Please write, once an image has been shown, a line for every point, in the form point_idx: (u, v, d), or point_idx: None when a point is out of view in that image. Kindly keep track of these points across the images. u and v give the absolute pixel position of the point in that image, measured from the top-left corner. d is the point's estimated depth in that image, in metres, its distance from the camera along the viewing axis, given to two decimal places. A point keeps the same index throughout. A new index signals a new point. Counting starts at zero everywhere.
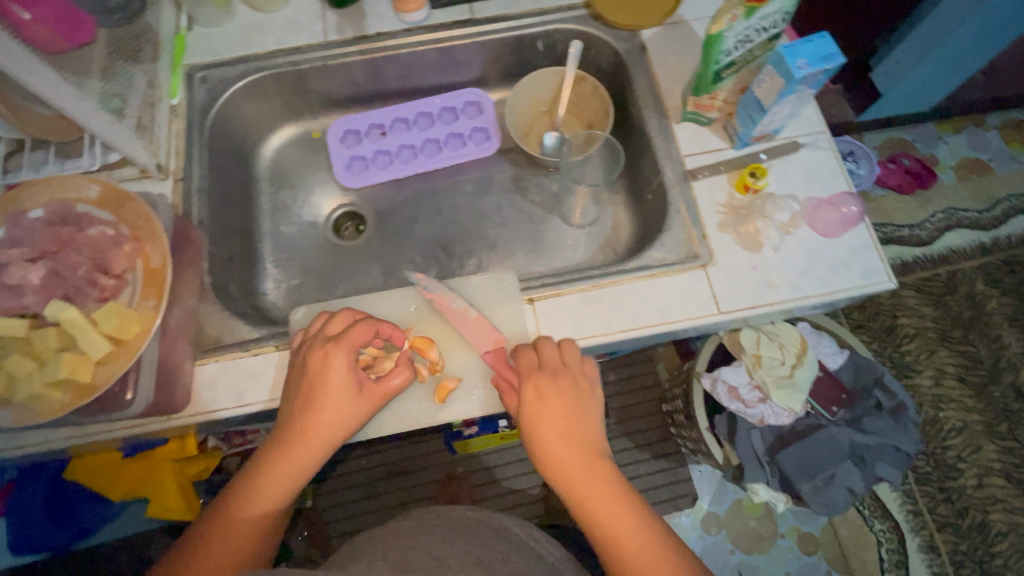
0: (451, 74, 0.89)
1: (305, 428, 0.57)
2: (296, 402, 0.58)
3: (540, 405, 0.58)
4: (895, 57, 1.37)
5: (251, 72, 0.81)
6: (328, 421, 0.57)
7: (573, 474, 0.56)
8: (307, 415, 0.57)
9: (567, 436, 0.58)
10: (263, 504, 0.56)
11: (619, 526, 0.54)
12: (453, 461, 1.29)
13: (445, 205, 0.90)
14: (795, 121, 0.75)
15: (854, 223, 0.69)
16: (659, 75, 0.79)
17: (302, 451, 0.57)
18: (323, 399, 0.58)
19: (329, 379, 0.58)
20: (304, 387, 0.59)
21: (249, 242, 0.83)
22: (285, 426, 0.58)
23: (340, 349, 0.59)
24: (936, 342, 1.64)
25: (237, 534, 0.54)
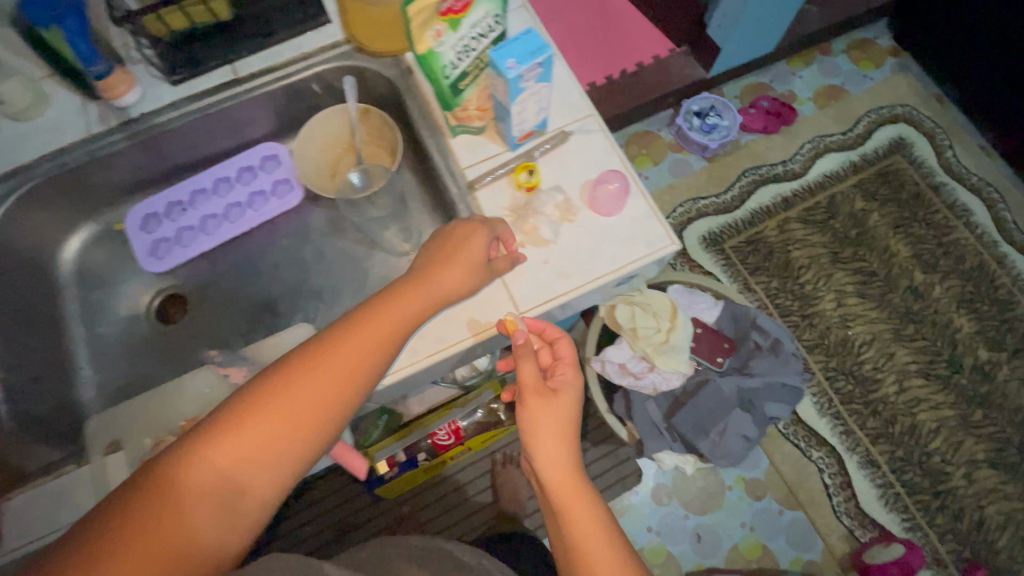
0: (239, 135, 0.88)
1: (302, 395, 0.50)
2: (312, 363, 0.52)
3: (564, 391, 0.63)
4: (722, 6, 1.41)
5: (22, 187, 0.76)
6: (338, 385, 0.52)
7: (556, 456, 0.60)
8: (319, 378, 0.51)
9: (565, 422, 0.62)
10: (235, 483, 0.47)
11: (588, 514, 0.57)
12: (399, 503, 1.27)
13: (266, 265, 0.88)
14: (563, 109, 0.77)
15: (629, 196, 0.71)
16: (429, 93, 0.79)
17: (306, 417, 0.50)
18: (371, 320, 0.56)
19: (356, 346, 0.54)
20: (333, 346, 0.53)
21: (59, 354, 0.80)
22: (296, 374, 0.51)
23: (438, 267, 0.61)
24: (831, 265, 1.70)
25: (192, 511, 0.45)
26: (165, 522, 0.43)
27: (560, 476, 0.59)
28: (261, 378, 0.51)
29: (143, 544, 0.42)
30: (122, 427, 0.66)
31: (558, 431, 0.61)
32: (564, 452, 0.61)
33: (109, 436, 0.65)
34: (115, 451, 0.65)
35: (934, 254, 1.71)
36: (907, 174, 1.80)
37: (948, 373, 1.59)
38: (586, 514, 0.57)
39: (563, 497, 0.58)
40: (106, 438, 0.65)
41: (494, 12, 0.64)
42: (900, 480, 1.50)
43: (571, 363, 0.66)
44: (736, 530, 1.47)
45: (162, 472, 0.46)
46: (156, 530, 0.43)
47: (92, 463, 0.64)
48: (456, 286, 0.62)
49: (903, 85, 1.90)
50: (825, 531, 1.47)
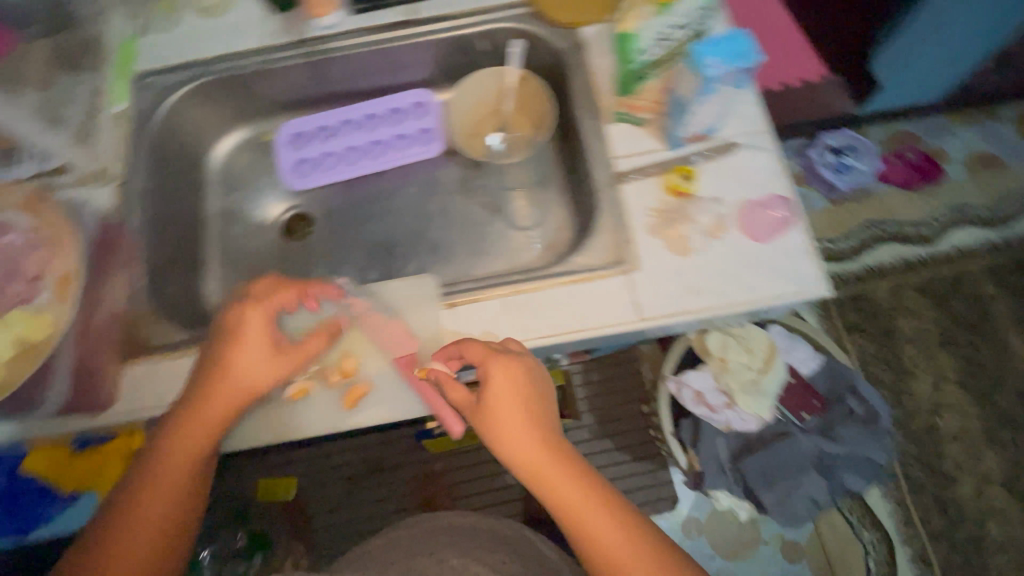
0: (396, 76, 0.89)
1: (227, 387, 0.59)
2: (216, 358, 0.60)
3: (496, 382, 0.58)
4: (895, 51, 1.28)
5: (196, 78, 0.82)
6: (260, 375, 0.60)
7: (527, 449, 0.56)
8: (229, 370, 0.59)
9: (525, 414, 0.57)
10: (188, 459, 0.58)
11: (584, 488, 0.55)
12: (429, 460, 1.26)
13: (392, 207, 0.90)
14: (734, 119, 0.72)
15: (786, 227, 0.67)
16: (598, 73, 0.77)
17: (226, 402, 0.59)
18: (227, 378, 0.59)
19: (246, 340, 0.60)
20: (224, 343, 0.60)
21: (195, 245, 0.85)
22: (210, 368, 0.60)
23: (257, 320, 0.61)
24: (936, 345, 1.56)
25: (171, 486, 0.56)
26: (145, 498, 0.55)
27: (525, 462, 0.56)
28: (188, 383, 0.61)
29: (133, 520, 0.55)
30: None
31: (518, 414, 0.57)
32: (534, 441, 0.56)
33: None
34: None
35: None
36: None
37: None
38: (562, 487, 0.54)
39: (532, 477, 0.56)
40: None
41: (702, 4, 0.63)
42: None
43: (497, 350, 0.60)
44: None
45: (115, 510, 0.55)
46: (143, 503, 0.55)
47: None
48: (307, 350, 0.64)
49: None
50: None
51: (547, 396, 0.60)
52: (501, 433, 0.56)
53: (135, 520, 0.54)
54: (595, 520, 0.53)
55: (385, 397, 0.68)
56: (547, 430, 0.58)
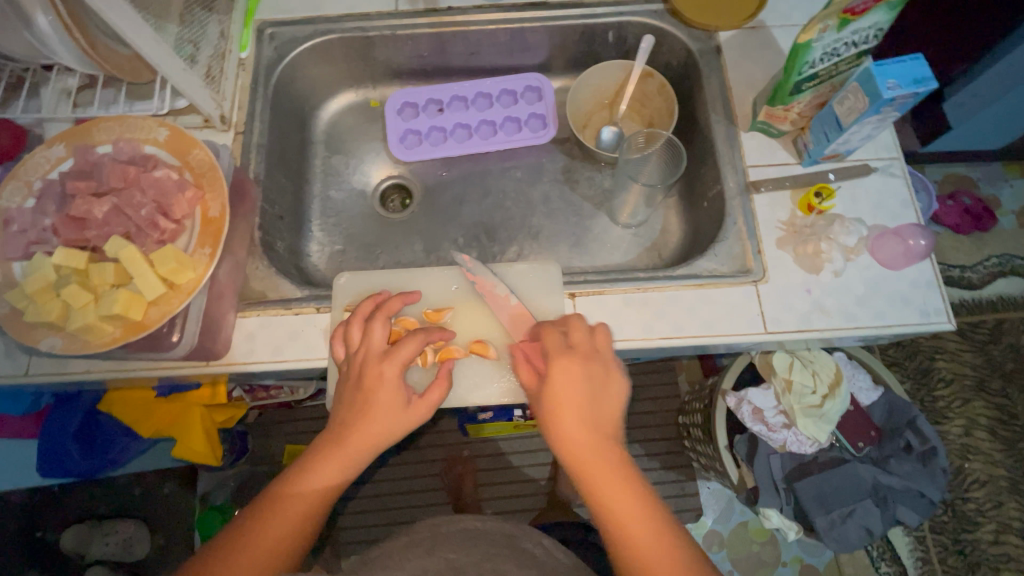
0: (516, 57, 0.88)
1: (369, 429, 0.56)
2: (357, 394, 0.57)
3: (558, 377, 0.57)
4: (970, 90, 1.19)
5: (319, 34, 0.81)
6: (397, 420, 0.57)
7: (580, 448, 0.55)
8: (367, 411, 0.57)
9: (585, 414, 0.56)
10: (315, 496, 0.56)
11: (629, 493, 0.55)
12: (462, 443, 1.25)
13: (494, 188, 0.89)
14: (869, 144, 0.72)
15: (920, 258, 0.66)
16: (733, 81, 0.77)
17: (362, 445, 0.56)
18: (373, 413, 0.57)
19: (386, 382, 0.57)
20: (363, 379, 0.58)
21: (298, 203, 0.83)
22: (348, 408, 0.58)
23: (390, 365, 0.58)
24: (972, 391, 1.48)
25: (290, 520, 0.54)
26: (263, 528, 0.53)
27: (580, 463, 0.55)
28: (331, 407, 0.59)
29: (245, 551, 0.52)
30: (364, 293, 0.69)
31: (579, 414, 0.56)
32: (588, 442, 0.55)
33: (353, 295, 0.68)
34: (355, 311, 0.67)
35: None
36: None
37: None
38: (609, 490, 0.54)
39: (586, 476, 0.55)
40: (350, 296, 0.68)
41: (882, 23, 0.59)
42: None
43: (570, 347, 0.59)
44: None
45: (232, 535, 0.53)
46: (263, 535, 0.53)
47: (334, 312, 0.67)
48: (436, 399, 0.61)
49: None
50: None
51: (613, 395, 0.59)
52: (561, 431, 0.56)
53: (250, 553, 0.52)
54: (630, 520, 0.54)
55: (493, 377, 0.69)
56: (603, 433, 0.56)
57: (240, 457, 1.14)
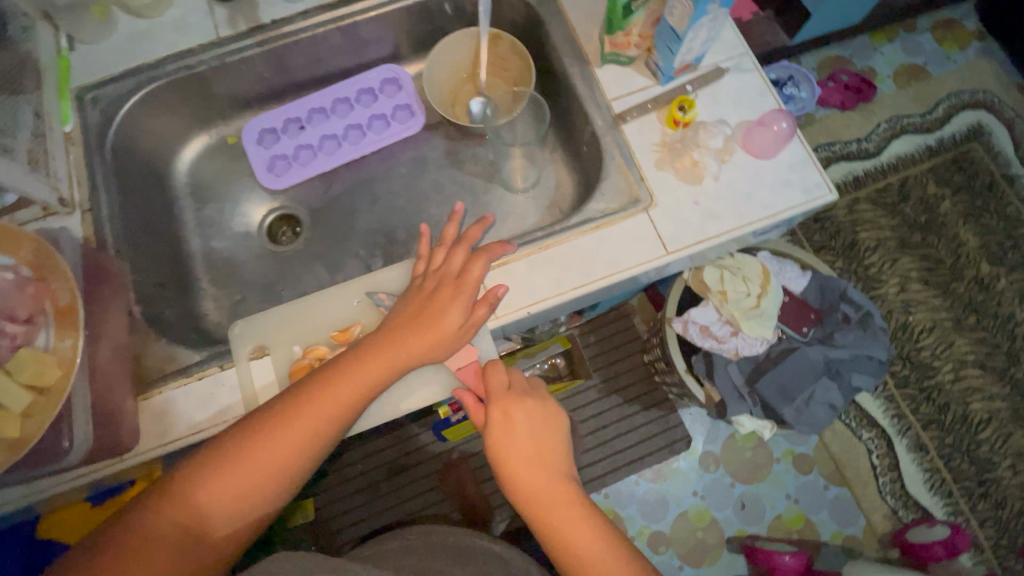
0: (362, 54, 0.85)
1: (307, 418, 0.55)
2: (414, 315, 0.62)
3: (509, 413, 0.56)
4: None
5: (145, 84, 0.76)
6: (416, 352, 0.60)
7: (520, 462, 0.54)
8: (390, 347, 0.59)
9: (529, 450, 0.54)
10: (214, 515, 0.52)
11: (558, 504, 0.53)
12: (447, 450, 1.23)
13: (382, 191, 0.87)
14: (716, 46, 0.73)
15: (788, 140, 0.69)
16: (574, 21, 0.76)
17: (293, 439, 0.54)
18: (415, 339, 0.60)
19: (447, 304, 0.61)
20: (427, 302, 0.62)
21: (179, 265, 0.78)
22: (380, 341, 0.60)
23: (460, 290, 0.62)
24: (897, 250, 1.57)
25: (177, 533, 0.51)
26: (143, 534, 0.50)
27: (526, 480, 0.53)
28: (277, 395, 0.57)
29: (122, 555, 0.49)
30: (264, 334, 0.65)
31: (527, 442, 0.55)
32: (532, 467, 0.54)
33: (254, 339, 0.64)
34: (260, 356, 0.64)
35: (1002, 247, 1.57)
36: (982, 161, 1.64)
37: (1005, 366, 1.48)
38: (553, 512, 0.52)
39: (533, 496, 0.53)
40: (250, 342, 0.64)
41: None
42: (947, 466, 1.43)
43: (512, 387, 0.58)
44: (781, 501, 1.44)
45: (154, 505, 0.51)
46: (157, 537, 0.50)
47: (239, 366, 0.63)
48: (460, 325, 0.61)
49: (985, 72, 1.72)
50: (868, 510, 1.42)
51: (560, 431, 0.57)
52: (508, 456, 0.54)
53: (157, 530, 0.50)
54: (569, 532, 0.51)
55: (421, 378, 0.64)
56: (548, 459, 0.55)
57: None
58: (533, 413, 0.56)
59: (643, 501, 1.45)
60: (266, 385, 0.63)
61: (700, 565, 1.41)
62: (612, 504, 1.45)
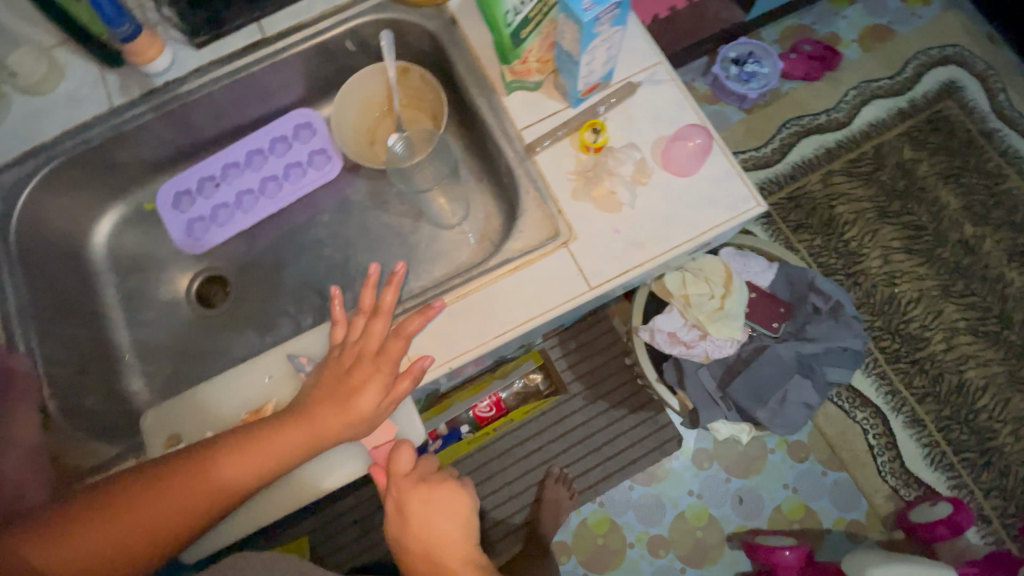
0: (269, 102, 0.81)
1: (228, 464, 0.55)
2: (331, 390, 0.59)
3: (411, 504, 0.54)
4: None
5: (43, 166, 0.72)
6: (331, 433, 0.57)
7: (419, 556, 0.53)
8: (309, 426, 0.57)
9: (432, 541, 0.53)
10: (217, 497, 0.55)
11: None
12: None
13: (308, 241, 0.84)
14: (627, 58, 0.69)
15: (708, 153, 0.64)
16: (477, 47, 0.72)
17: (282, 449, 0.56)
18: (336, 409, 0.57)
19: (365, 377, 0.58)
20: (349, 372, 0.59)
21: (102, 346, 0.76)
22: (307, 412, 0.58)
23: (385, 362, 0.59)
24: (877, 221, 1.52)
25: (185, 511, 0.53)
26: (155, 507, 0.53)
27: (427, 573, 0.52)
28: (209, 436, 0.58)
29: (133, 522, 0.52)
30: (179, 421, 0.62)
31: (430, 534, 0.53)
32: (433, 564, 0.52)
33: (167, 429, 0.62)
34: (176, 446, 0.62)
35: (986, 206, 1.51)
36: (958, 119, 1.58)
37: (998, 329, 1.43)
38: None
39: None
40: (164, 431, 0.62)
41: None
42: (947, 439, 1.38)
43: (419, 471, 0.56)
44: (778, 491, 1.40)
45: (58, 522, 0.51)
46: (54, 553, 0.50)
47: (153, 458, 0.61)
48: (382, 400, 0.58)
49: (953, 25, 1.65)
50: (869, 493, 1.38)
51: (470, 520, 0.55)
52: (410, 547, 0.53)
53: (58, 545, 0.50)
54: None
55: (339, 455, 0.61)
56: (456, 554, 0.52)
57: None
58: (441, 499, 0.55)
59: (639, 505, 1.41)
60: None
61: (702, 566, 1.38)
62: (607, 512, 1.41)
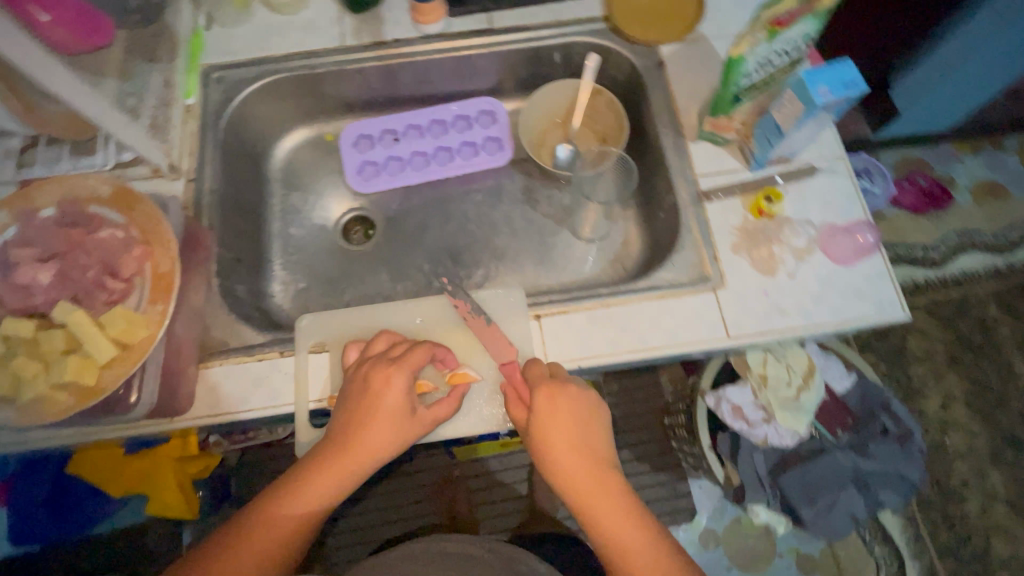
0: (467, 83, 0.89)
1: (277, 521, 0.54)
2: (350, 414, 0.58)
3: (550, 402, 0.58)
4: (915, 77, 1.18)
5: (266, 74, 0.81)
6: (376, 449, 0.57)
7: (564, 449, 0.57)
8: (341, 458, 0.56)
9: (574, 437, 0.57)
10: (276, 549, 0.54)
11: (584, 491, 0.56)
12: (450, 464, 1.21)
13: (456, 213, 0.90)
14: (812, 146, 0.74)
15: (869, 253, 0.69)
16: (677, 93, 0.78)
17: (327, 484, 0.56)
18: (377, 424, 0.57)
19: (386, 397, 0.58)
20: (362, 390, 0.58)
21: (258, 244, 0.83)
22: (332, 444, 0.57)
23: (401, 371, 0.59)
24: (945, 366, 1.50)
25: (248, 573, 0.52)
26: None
27: (569, 466, 0.56)
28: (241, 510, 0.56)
29: None
30: (329, 332, 0.69)
31: (571, 429, 0.57)
32: (579, 461, 0.57)
33: (316, 335, 0.68)
34: (320, 352, 0.67)
35: None
36: None
37: None
38: (601, 502, 0.55)
39: (580, 483, 0.56)
40: (313, 337, 0.68)
41: (811, 32, 0.61)
42: None
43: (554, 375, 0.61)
44: None
45: None
46: None
47: (298, 356, 0.66)
48: (400, 422, 0.58)
49: None
50: None
51: (599, 417, 0.59)
52: (554, 443, 0.57)
53: None
54: (611, 514, 0.55)
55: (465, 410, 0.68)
56: (591, 450, 0.57)
57: (224, 501, 1.09)
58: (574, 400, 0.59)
59: None
60: (317, 380, 0.66)
61: None
62: None
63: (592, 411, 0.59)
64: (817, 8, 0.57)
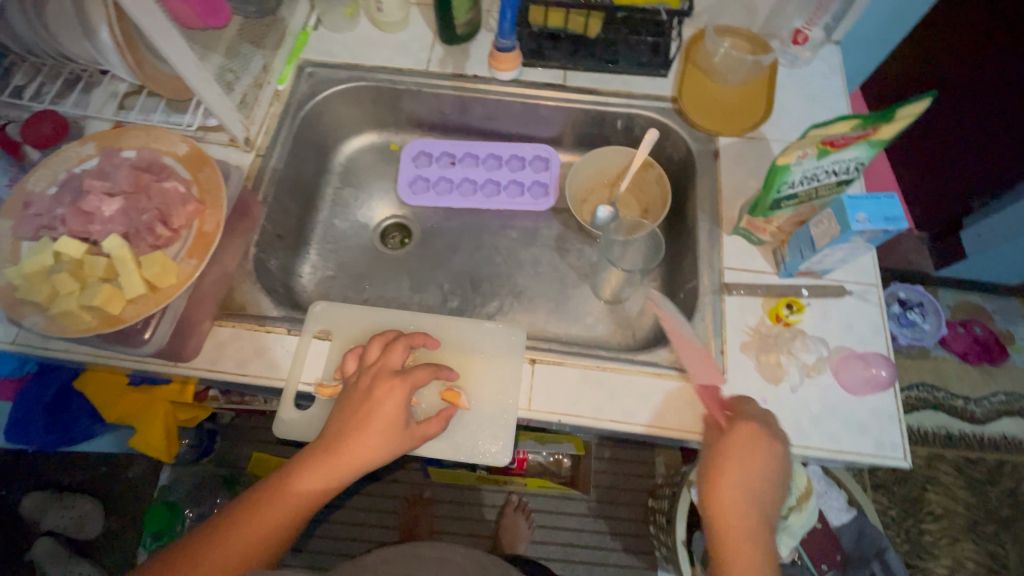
0: (530, 128, 0.93)
1: (277, 505, 0.56)
2: (348, 415, 0.58)
3: (742, 439, 0.57)
4: (991, 223, 1.14)
5: (352, 80, 0.88)
6: (370, 452, 0.57)
7: (734, 486, 0.55)
8: (333, 459, 0.57)
9: (750, 480, 0.55)
10: (276, 530, 0.55)
11: (730, 535, 0.53)
12: (423, 483, 1.21)
13: (487, 244, 0.93)
14: (848, 267, 0.74)
15: (882, 388, 0.66)
16: (724, 184, 0.80)
17: (327, 477, 0.57)
18: (372, 432, 0.57)
19: (383, 409, 0.58)
20: (363, 396, 0.59)
21: (302, 228, 0.89)
22: (324, 445, 0.58)
23: (401, 384, 0.60)
24: (962, 530, 1.37)
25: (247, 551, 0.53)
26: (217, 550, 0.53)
27: (731, 504, 0.54)
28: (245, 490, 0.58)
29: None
30: (337, 323, 0.72)
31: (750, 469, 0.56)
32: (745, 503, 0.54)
33: (324, 323, 0.72)
34: (322, 339, 0.71)
35: None
36: None
37: None
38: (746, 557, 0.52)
39: (727, 525, 0.54)
40: (321, 324, 0.71)
41: (863, 159, 0.62)
42: None
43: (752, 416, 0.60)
44: None
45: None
46: None
47: (302, 337, 0.70)
48: (396, 432, 0.58)
49: None
50: None
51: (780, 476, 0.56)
52: (725, 474, 0.55)
53: None
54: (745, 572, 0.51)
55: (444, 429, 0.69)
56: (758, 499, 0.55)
57: (204, 456, 1.15)
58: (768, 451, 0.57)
59: None
60: (313, 365, 0.69)
61: None
62: None
63: (775, 463, 0.56)
64: (872, 138, 0.58)
